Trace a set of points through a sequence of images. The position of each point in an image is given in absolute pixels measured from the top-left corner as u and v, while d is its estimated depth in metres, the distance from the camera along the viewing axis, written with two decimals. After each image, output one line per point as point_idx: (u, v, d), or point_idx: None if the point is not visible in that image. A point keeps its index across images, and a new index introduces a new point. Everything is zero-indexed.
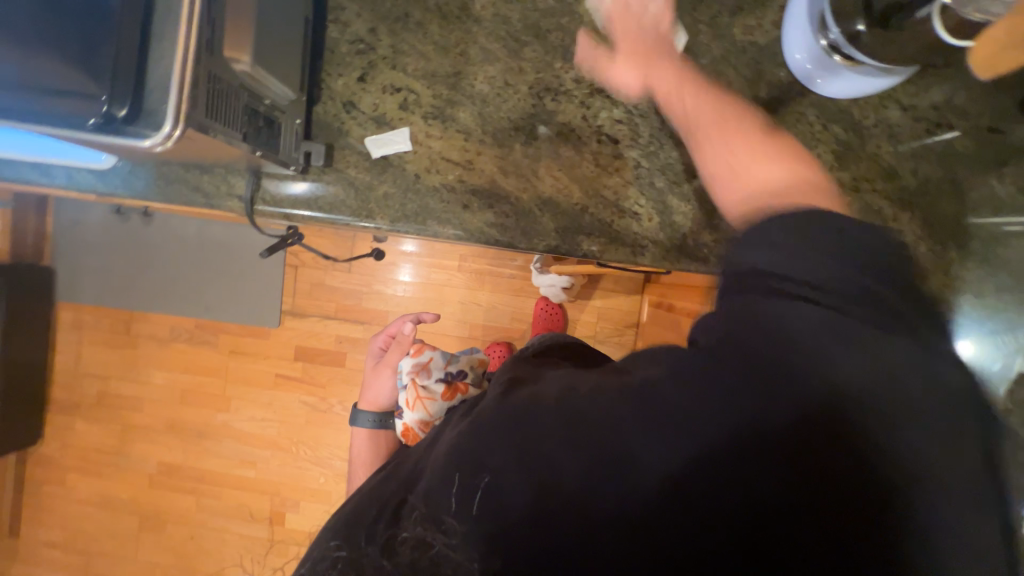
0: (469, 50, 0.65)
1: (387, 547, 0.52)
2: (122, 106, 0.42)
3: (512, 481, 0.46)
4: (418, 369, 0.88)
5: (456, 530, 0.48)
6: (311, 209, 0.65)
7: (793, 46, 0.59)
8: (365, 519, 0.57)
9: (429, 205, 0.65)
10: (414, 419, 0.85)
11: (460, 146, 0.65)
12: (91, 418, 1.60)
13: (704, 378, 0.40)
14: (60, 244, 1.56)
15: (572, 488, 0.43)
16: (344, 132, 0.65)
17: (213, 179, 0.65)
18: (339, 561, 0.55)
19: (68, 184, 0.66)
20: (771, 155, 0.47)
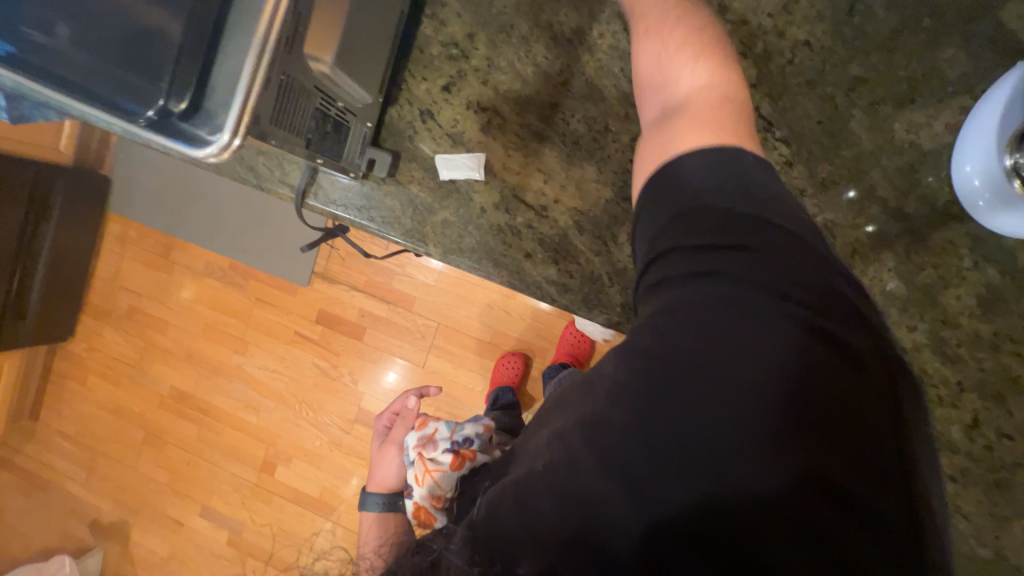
0: (574, 82, 0.66)
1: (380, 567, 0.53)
2: (180, 102, 0.47)
3: (506, 505, 0.44)
4: (424, 443, 0.75)
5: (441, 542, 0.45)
6: (359, 216, 0.65)
7: (966, 157, 0.64)
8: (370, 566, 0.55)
9: (488, 243, 0.65)
10: (424, 496, 0.71)
11: (539, 188, 0.65)
12: (118, 329, 1.66)
13: (633, 391, 0.43)
14: (122, 159, 1.60)
15: (537, 501, 0.43)
16: (414, 140, 0.66)
17: (268, 163, 0.63)
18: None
19: None
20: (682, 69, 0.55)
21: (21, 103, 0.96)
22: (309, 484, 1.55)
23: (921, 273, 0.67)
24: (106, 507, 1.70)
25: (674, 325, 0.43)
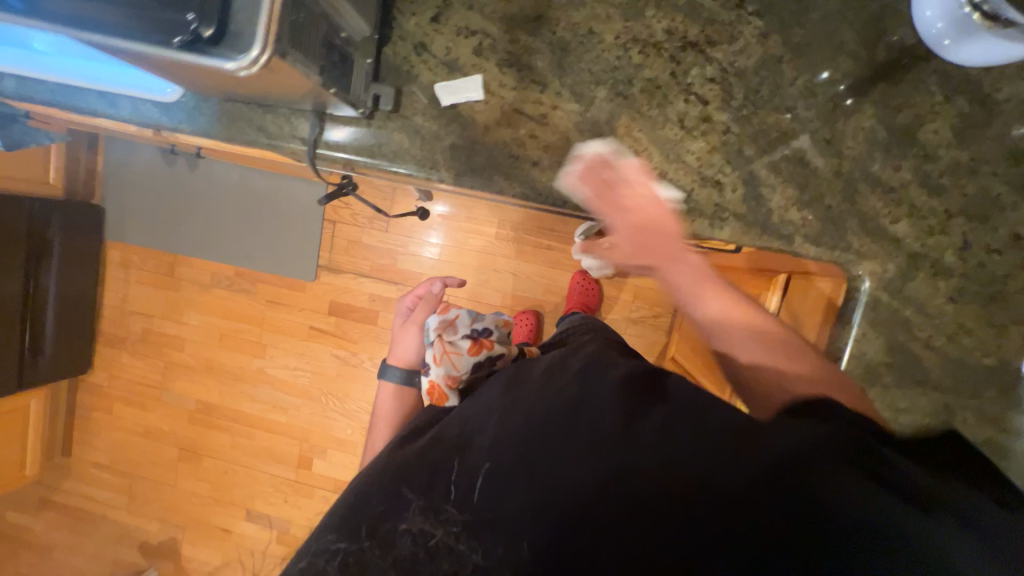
0: None
1: (386, 538, 0.49)
2: (210, 28, 0.38)
3: (551, 466, 0.46)
4: (446, 327, 0.90)
5: (456, 520, 0.47)
6: (351, 154, 0.58)
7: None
8: (366, 513, 0.51)
9: (497, 161, 0.56)
10: (441, 376, 0.82)
11: (535, 98, 0.55)
12: (135, 354, 1.68)
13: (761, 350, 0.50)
14: (111, 184, 1.61)
15: (613, 485, 0.44)
16: (412, 75, 0.56)
17: (278, 119, 0.59)
18: (339, 554, 0.50)
19: (132, 117, 0.63)
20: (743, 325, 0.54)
21: (14, 128, 1.04)
22: (348, 472, 1.59)
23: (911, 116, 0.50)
24: (154, 528, 1.73)
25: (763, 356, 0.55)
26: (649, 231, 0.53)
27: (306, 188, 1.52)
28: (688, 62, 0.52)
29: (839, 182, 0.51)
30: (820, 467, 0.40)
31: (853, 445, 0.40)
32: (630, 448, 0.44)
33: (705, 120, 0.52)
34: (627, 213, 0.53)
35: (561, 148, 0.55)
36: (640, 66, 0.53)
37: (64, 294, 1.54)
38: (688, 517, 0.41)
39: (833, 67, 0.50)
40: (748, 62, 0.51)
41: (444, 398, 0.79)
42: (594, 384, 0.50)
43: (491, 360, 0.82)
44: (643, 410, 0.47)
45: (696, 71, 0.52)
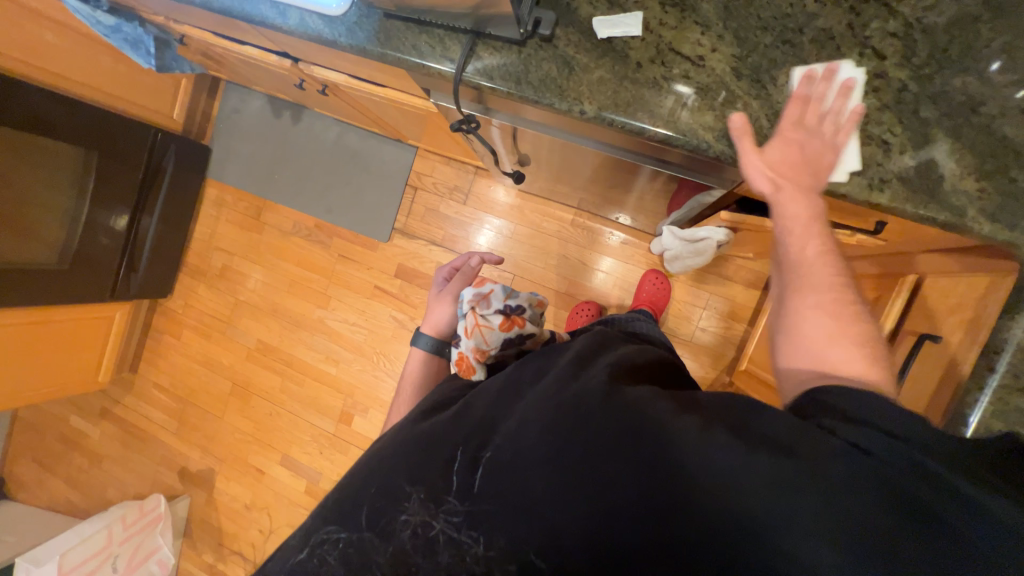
0: None
1: (386, 529, 0.52)
2: None
3: (538, 472, 0.48)
4: (480, 300, 0.76)
5: (456, 511, 0.50)
6: (499, 82, 0.59)
7: None
8: (365, 500, 0.54)
9: (644, 97, 0.55)
10: (469, 348, 0.75)
11: (695, 39, 0.54)
12: (211, 287, 1.79)
13: (835, 359, 0.48)
14: (221, 127, 1.75)
15: (614, 498, 0.46)
16: (572, 9, 0.57)
17: (431, 40, 0.62)
18: (339, 542, 0.54)
19: (297, 28, 0.67)
20: (848, 351, 0.48)
21: (167, 54, 1.17)
22: None
23: None
24: (194, 456, 1.81)
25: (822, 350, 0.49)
26: (800, 157, 0.50)
27: (394, 152, 1.59)
28: (868, 14, 0.50)
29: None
30: (784, 512, 0.40)
31: (852, 510, 0.39)
32: (607, 465, 0.46)
33: (879, 76, 0.50)
34: (803, 146, 0.50)
35: (709, 95, 0.54)
36: (813, 15, 0.51)
37: (164, 220, 1.66)
38: (671, 540, 0.44)
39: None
40: (939, 19, 0.49)
41: (472, 371, 0.75)
42: (585, 399, 0.50)
43: (520, 339, 0.75)
44: (632, 428, 0.47)
45: (877, 24, 0.50)
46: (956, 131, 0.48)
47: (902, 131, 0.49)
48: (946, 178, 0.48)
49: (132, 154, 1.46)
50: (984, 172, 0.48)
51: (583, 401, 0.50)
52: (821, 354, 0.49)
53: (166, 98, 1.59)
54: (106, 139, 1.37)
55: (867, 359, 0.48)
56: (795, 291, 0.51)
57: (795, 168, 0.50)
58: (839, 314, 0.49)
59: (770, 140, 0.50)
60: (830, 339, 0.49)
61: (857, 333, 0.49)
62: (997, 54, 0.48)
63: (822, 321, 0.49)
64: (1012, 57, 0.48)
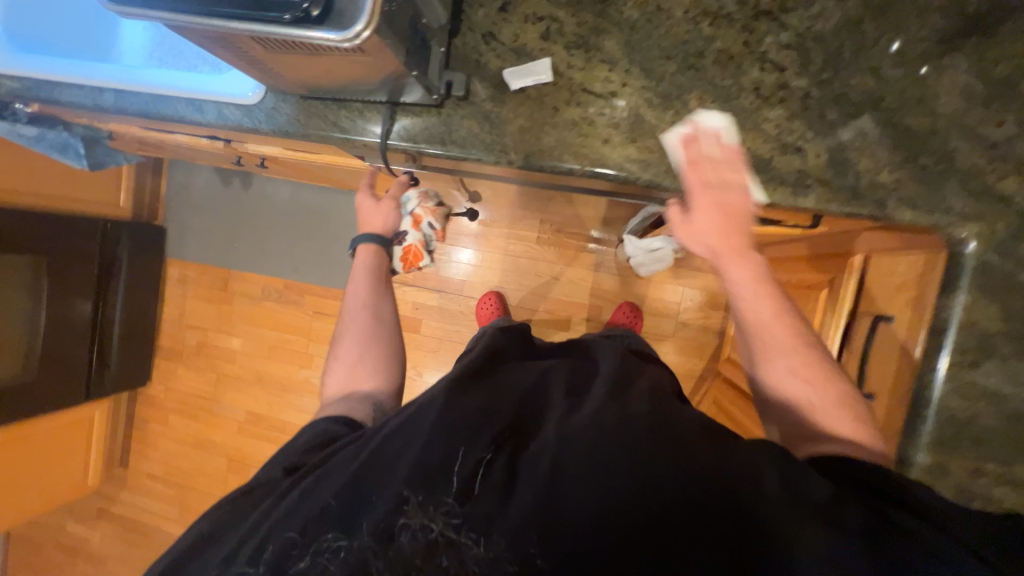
0: None
1: (379, 530, 0.41)
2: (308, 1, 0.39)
3: (582, 482, 0.42)
4: (422, 198, 0.98)
5: (461, 511, 0.42)
6: (422, 145, 0.60)
7: None
8: (369, 491, 0.43)
9: (566, 139, 0.56)
10: None
11: (604, 77, 0.55)
12: (190, 366, 1.75)
13: (810, 417, 0.52)
14: (172, 205, 1.72)
15: (653, 489, 0.42)
16: (481, 65, 0.58)
17: (351, 113, 0.62)
18: (339, 551, 0.41)
19: (217, 120, 0.67)
20: (837, 415, 0.51)
21: (98, 149, 1.14)
22: None
23: (1008, 73, 0.48)
24: None
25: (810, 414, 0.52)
26: (729, 211, 0.51)
27: (350, 201, 1.57)
28: (761, 31, 0.51)
29: (930, 142, 0.49)
30: (858, 538, 0.38)
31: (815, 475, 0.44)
32: (665, 472, 0.42)
33: (782, 87, 0.51)
34: (720, 204, 0.51)
35: (627, 128, 0.55)
36: (710, 38, 0.53)
37: (129, 309, 1.61)
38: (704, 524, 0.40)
39: (912, 34, 0.49)
40: (828, 25, 0.50)
41: None
42: (632, 412, 0.47)
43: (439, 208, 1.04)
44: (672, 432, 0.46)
45: (771, 40, 0.51)
46: (862, 131, 0.50)
47: (815, 135, 0.51)
48: (863, 174, 0.50)
49: (81, 251, 1.42)
50: (901, 160, 0.50)
51: (630, 415, 0.47)
52: (810, 417, 0.52)
53: (110, 187, 1.55)
54: (52, 242, 1.33)
55: (848, 418, 0.51)
56: (763, 358, 0.54)
57: (721, 233, 0.51)
58: (818, 376, 0.52)
59: (695, 208, 0.51)
60: (817, 405, 0.52)
61: (834, 386, 0.52)
62: (883, 52, 0.50)
63: (806, 388, 0.52)
64: (899, 52, 0.50)
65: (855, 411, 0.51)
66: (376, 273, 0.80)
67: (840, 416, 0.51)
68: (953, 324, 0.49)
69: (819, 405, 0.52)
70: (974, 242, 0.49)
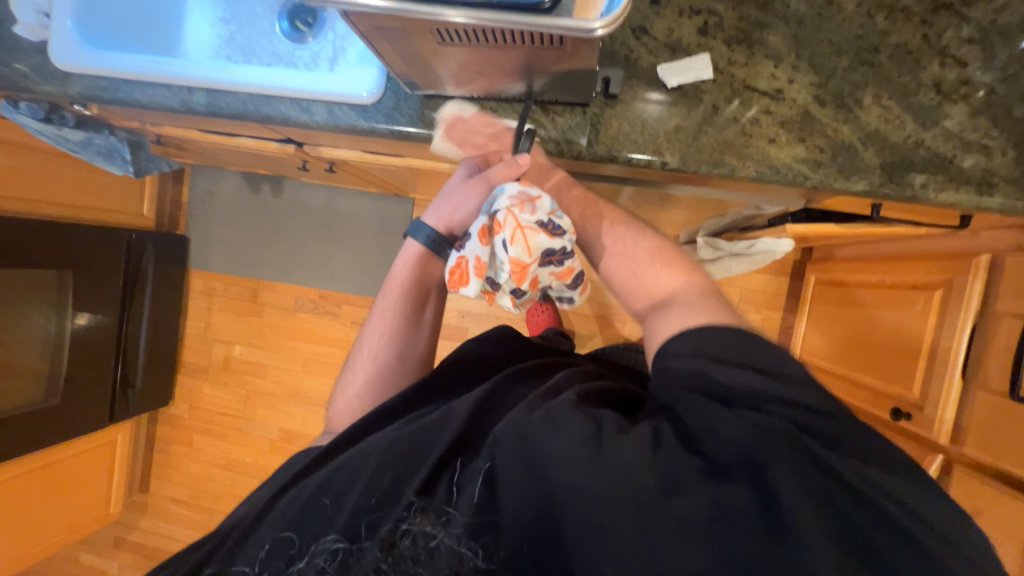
0: None
1: (383, 541, 0.49)
2: None
3: (512, 485, 0.48)
4: (523, 202, 0.52)
5: (457, 521, 0.48)
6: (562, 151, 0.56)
7: None
8: (358, 506, 0.51)
9: (727, 139, 0.53)
10: (475, 257, 0.55)
11: (769, 73, 0.53)
12: (216, 383, 1.66)
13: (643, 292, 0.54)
14: (194, 214, 1.64)
15: (587, 490, 0.44)
16: (632, 60, 0.55)
17: (484, 114, 0.58)
18: (339, 553, 0.50)
19: (327, 121, 0.62)
20: (657, 268, 0.54)
21: (142, 156, 1.08)
22: None
23: None
24: None
25: (635, 281, 0.54)
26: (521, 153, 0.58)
27: (389, 206, 1.52)
28: (940, 25, 0.51)
29: None
30: (730, 492, 0.42)
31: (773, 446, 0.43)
32: (576, 477, 0.45)
33: (965, 82, 0.50)
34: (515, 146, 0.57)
35: (796, 127, 0.52)
36: (885, 33, 0.52)
37: (155, 324, 1.53)
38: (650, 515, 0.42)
39: None
40: (1010, 21, 0.51)
41: (460, 284, 0.56)
42: (557, 415, 0.48)
43: (561, 258, 0.54)
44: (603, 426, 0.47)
45: (950, 34, 0.51)
46: None
47: (1001, 131, 0.49)
48: None
49: (108, 264, 1.34)
50: None
51: (557, 414, 0.49)
52: (642, 285, 0.54)
53: (133, 196, 1.47)
54: (82, 254, 1.25)
55: (664, 265, 0.54)
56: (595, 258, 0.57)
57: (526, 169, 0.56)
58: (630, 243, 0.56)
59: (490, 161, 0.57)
60: (638, 267, 0.54)
61: (650, 245, 0.56)
62: None
63: (629, 257, 0.55)
64: None
65: (668, 258, 0.55)
66: (414, 284, 0.64)
67: (669, 282, 0.53)
68: None
69: (648, 278, 0.54)
70: None
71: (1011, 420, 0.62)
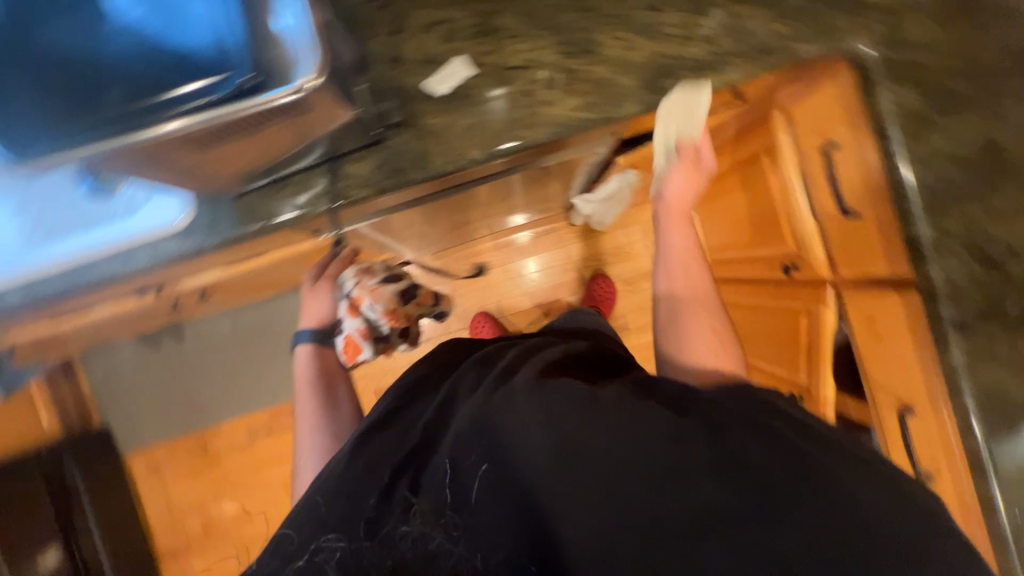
0: None
1: (385, 538, 0.52)
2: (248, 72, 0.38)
3: (510, 479, 0.51)
4: (364, 273, 0.72)
5: (459, 525, 0.52)
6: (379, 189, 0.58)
7: None
8: (353, 504, 0.54)
9: (511, 116, 0.58)
10: (355, 328, 0.71)
11: (517, 49, 0.58)
12: (206, 553, 1.54)
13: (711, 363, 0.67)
14: (102, 401, 1.52)
15: (591, 448, 0.48)
16: (401, 86, 0.58)
17: (296, 188, 0.59)
18: (338, 552, 0.52)
19: (156, 260, 0.61)
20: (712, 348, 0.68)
21: None
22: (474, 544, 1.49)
23: None
24: None
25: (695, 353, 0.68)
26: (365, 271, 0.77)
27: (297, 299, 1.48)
28: None
29: None
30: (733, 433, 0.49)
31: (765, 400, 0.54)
32: (582, 451, 0.49)
33: None
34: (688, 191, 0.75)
35: (560, 82, 0.58)
36: None
37: (109, 530, 1.39)
38: (650, 459, 0.48)
39: None
40: None
41: (359, 351, 0.73)
42: (555, 399, 0.50)
43: (410, 292, 0.75)
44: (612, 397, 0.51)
45: None
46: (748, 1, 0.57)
47: (714, 19, 0.57)
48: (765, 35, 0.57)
49: None
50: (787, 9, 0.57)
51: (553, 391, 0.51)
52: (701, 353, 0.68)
53: (23, 415, 1.33)
54: None
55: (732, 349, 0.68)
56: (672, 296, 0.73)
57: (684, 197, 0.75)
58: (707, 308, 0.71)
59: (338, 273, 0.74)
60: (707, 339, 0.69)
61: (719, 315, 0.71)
62: None
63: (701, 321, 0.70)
64: None
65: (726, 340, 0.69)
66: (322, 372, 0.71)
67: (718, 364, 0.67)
68: (888, 113, 0.57)
69: (700, 352, 0.68)
70: (869, 48, 0.56)
71: (856, 236, 0.70)
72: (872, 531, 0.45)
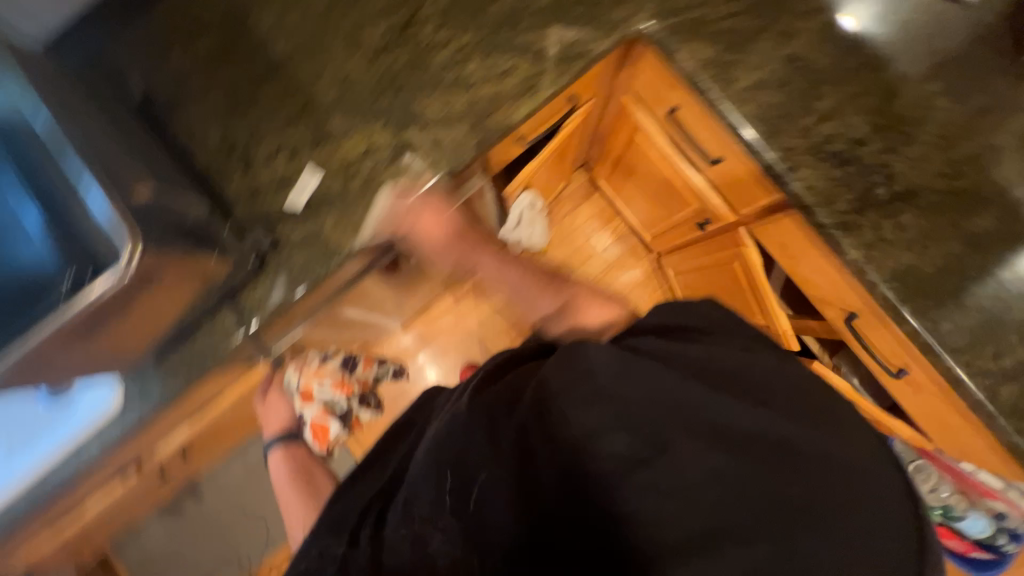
0: (300, 79, 0.66)
1: (384, 539, 0.49)
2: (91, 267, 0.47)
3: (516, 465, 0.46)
4: (302, 366, 0.84)
5: (453, 526, 0.46)
6: (273, 309, 0.61)
7: None
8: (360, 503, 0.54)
9: (368, 199, 0.62)
10: (315, 412, 0.84)
11: (353, 144, 0.63)
12: None
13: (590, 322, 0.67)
14: None
15: (599, 407, 0.45)
16: (265, 213, 0.63)
17: (205, 336, 0.63)
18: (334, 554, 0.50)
19: (104, 446, 0.64)
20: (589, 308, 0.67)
21: None
22: None
23: None
24: None
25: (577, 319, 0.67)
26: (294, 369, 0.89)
27: None
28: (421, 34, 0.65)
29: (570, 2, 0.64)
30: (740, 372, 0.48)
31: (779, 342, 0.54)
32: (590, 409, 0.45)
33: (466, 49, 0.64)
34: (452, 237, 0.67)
35: (401, 153, 0.63)
36: (394, 64, 0.65)
37: None
38: (658, 401, 0.45)
39: None
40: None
41: (327, 428, 0.86)
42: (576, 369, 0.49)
43: (352, 362, 0.93)
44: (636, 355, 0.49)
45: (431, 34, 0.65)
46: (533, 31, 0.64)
47: (510, 56, 0.64)
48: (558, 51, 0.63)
49: None
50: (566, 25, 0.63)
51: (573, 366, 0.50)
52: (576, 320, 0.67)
53: None
54: None
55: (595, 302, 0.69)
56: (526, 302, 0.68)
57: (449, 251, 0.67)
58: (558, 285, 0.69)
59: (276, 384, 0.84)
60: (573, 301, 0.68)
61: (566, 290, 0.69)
62: None
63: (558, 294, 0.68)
64: None
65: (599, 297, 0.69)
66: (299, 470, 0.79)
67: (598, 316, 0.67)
68: (690, 70, 0.61)
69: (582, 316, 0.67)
70: (648, 23, 0.61)
71: (734, 177, 0.73)
72: (832, 456, 0.42)
